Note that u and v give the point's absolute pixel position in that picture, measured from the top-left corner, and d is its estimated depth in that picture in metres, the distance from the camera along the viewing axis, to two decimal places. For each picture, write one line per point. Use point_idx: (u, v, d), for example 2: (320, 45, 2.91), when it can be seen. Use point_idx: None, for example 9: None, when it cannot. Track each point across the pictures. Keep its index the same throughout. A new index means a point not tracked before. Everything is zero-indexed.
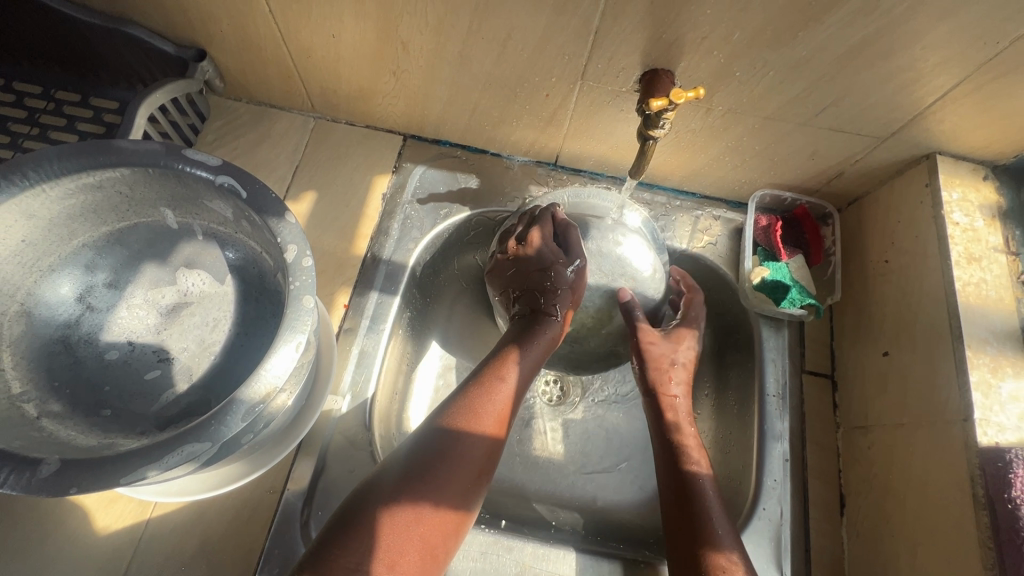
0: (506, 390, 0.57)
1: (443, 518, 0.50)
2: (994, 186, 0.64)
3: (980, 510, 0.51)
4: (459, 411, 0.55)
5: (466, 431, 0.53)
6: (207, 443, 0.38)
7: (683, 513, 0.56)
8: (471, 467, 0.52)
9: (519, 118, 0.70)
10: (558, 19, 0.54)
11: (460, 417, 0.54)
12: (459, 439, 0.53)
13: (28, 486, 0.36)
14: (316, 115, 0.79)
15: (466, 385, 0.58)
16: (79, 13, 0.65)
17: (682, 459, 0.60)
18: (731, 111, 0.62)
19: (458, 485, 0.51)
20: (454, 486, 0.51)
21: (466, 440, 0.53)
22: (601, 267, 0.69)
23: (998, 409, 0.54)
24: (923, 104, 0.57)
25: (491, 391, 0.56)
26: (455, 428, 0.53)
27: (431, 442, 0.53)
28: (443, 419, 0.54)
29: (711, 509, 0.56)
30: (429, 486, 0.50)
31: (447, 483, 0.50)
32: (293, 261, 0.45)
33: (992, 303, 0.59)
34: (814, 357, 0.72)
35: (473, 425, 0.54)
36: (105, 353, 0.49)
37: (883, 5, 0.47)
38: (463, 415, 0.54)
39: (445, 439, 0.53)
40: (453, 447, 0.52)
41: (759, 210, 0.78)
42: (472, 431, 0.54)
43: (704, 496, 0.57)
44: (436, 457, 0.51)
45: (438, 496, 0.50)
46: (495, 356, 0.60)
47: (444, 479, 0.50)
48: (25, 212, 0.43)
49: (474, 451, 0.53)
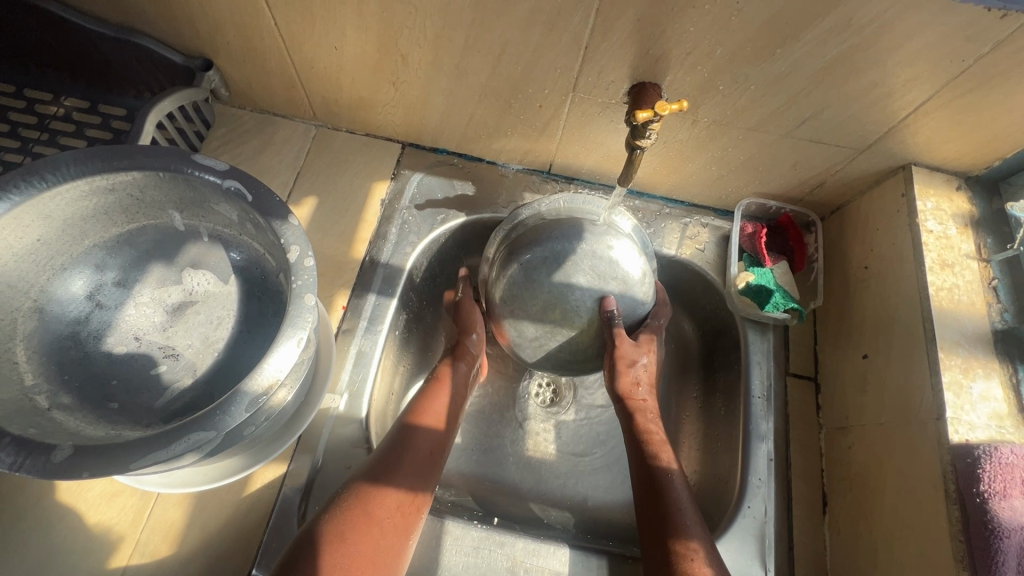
0: (447, 396, 0.65)
1: (403, 498, 0.55)
2: (967, 196, 0.67)
3: (951, 505, 0.53)
4: (410, 412, 0.63)
5: (417, 426, 0.61)
6: (211, 432, 0.40)
7: (655, 509, 0.58)
8: (424, 456, 0.59)
9: (514, 128, 0.73)
10: (550, 34, 0.57)
11: (410, 415, 0.62)
12: (413, 434, 0.61)
13: (42, 470, 0.38)
14: (317, 123, 0.81)
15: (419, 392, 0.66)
16: (91, 24, 0.68)
17: (654, 458, 0.62)
18: (716, 122, 0.65)
19: (415, 470, 0.58)
20: (411, 470, 0.57)
21: (417, 434, 0.60)
22: (593, 268, 0.69)
23: (969, 408, 0.57)
24: (896, 117, 0.60)
25: (436, 396, 0.65)
26: (406, 424, 0.61)
27: (389, 437, 0.60)
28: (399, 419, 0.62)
29: (681, 504, 0.58)
30: (390, 471, 0.56)
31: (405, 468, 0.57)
32: (295, 261, 0.47)
33: (964, 308, 0.61)
34: (798, 360, 0.74)
35: (421, 421, 0.62)
36: (113, 349, 0.51)
37: (854, 26, 0.50)
38: (413, 415, 0.62)
39: (399, 435, 0.60)
40: (406, 439, 0.60)
41: (745, 218, 0.81)
42: (420, 424, 0.61)
43: (676, 492, 0.59)
44: (392, 448, 0.58)
45: (399, 478, 0.56)
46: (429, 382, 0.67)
47: (401, 464, 0.57)
48: (41, 214, 0.46)
49: (425, 443, 0.60)
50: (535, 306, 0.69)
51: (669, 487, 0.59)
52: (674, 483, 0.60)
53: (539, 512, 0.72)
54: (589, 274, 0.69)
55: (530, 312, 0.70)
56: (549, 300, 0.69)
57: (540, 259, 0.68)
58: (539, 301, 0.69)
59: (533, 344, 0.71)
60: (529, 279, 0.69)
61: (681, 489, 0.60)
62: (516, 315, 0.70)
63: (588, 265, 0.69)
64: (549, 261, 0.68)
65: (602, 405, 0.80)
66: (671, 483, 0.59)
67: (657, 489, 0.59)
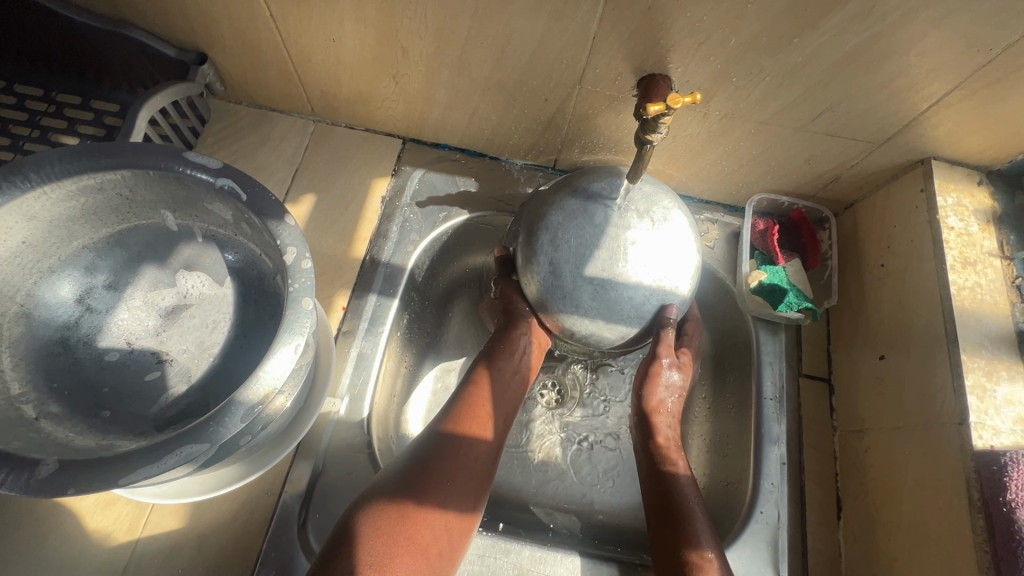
0: (502, 386, 0.61)
1: (452, 520, 0.51)
2: (989, 191, 0.65)
3: (976, 514, 0.52)
4: (456, 416, 0.57)
5: (461, 437, 0.55)
6: (205, 445, 0.39)
7: (669, 542, 0.56)
8: (478, 470, 0.55)
9: (518, 122, 0.70)
10: (556, 25, 0.54)
11: (456, 424, 0.57)
12: (456, 447, 0.55)
13: (26, 486, 0.36)
14: (315, 119, 0.79)
15: (462, 389, 0.61)
16: (80, 16, 0.65)
17: (666, 462, 0.61)
18: (728, 115, 0.62)
19: (467, 485, 0.53)
20: (464, 488, 0.53)
21: (470, 447, 0.55)
22: (646, 211, 0.59)
23: (993, 412, 0.55)
24: (917, 110, 0.58)
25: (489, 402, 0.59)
26: (451, 434, 0.56)
27: (427, 447, 0.55)
28: (443, 425, 0.57)
29: (696, 521, 0.56)
30: (430, 491, 0.51)
31: (456, 487, 0.53)
32: (292, 263, 0.45)
33: (987, 307, 0.59)
34: (810, 361, 0.72)
35: (471, 428, 0.57)
36: (104, 354, 0.49)
37: (876, 13, 0.48)
38: (461, 421, 0.57)
39: (447, 447, 0.54)
40: (458, 453, 0.54)
41: (757, 214, 0.79)
42: (468, 434, 0.56)
43: (686, 498, 0.58)
44: (437, 461, 0.53)
45: (446, 500, 0.52)
46: (485, 353, 0.64)
47: (440, 484, 0.52)
48: (26, 214, 0.44)
49: (478, 455, 0.56)
50: (578, 247, 0.57)
51: (681, 493, 0.59)
52: (687, 500, 0.58)
53: (545, 517, 0.69)
54: (641, 218, 0.58)
55: (572, 261, 0.57)
56: (587, 245, 0.57)
57: (580, 206, 0.59)
58: (577, 247, 0.57)
59: (573, 303, 0.58)
60: (571, 228, 0.58)
61: (693, 503, 0.58)
62: (556, 272, 0.58)
63: (639, 208, 0.59)
64: (588, 209, 0.58)
65: (609, 408, 0.78)
66: (685, 505, 0.58)
67: (666, 508, 0.58)
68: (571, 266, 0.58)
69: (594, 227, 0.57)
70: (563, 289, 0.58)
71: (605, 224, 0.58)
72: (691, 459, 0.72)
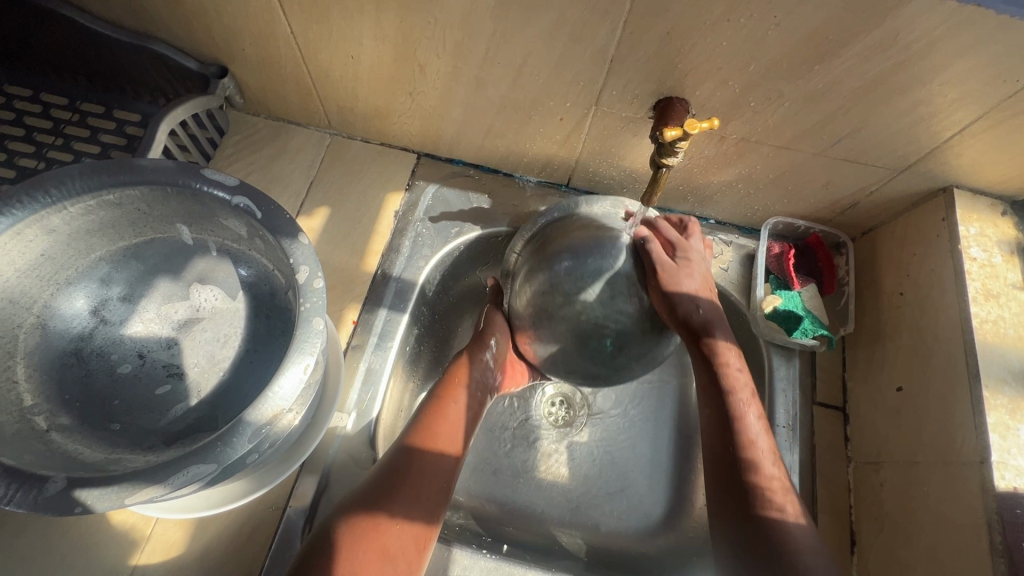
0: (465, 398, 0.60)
1: (410, 529, 0.50)
2: (1013, 222, 0.64)
3: (996, 557, 0.50)
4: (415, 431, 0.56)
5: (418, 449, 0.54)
6: (211, 465, 0.39)
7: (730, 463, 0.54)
8: (438, 480, 0.54)
9: (533, 140, 0.70)
10: (574, 47, 0.54)
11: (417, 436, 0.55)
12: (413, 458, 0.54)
13: (34, 503, 0.36)
14: (332, 132, 0.80)
15: (422, 409, 0.59)
16: (105, 29, 0.67)
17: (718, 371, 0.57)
18: (745, 139, 0.62)
19: (424, 491, 0.53)
20: (423, 500, 0.52)
21: (430, 458, 0.55)
22: (564, 280, 0.57)
23: (1016, 452, 0.53)
24: (940, 138, 0.57)
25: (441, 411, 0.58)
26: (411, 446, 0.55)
27: (389, 458, 0.54)
28: (404, 438, 0.56)
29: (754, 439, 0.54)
30: (388, 500, 0.50)
31: (410, 495, 0.51)
32: (304, 282, 0.45)
33: (1011, 342, 0.58)
34: (825, 389, 0.70)
35: (432, 444, 0.55)
36: (116, 366, 0.50)
37: (899, 42, 0.47)
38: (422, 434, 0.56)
39: (407, 457, 0.54)
40: (416, 463, 0.54)
41: (772, 236, 0.78)
42: (428, 449, 0.55)
43: (742, 410, 0.56)
44: (392, 473, 0.52)
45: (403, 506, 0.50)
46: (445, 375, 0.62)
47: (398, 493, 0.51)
48: (46, 229, 0.44)
49: (433, 461, 0.54)
50: (577, 348, 0.58)
51: (737, 406, 0.56)
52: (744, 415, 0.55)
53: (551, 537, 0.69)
54: (574, 289, 0.57)
55: (588, 362, 0.58)
56: (584, 351, 0.58)
57: (536, 315, 0.59)
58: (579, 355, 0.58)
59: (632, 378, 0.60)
60: (546, 338, 0.59)
61: (750, 417, 0.55)
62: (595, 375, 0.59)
63: (562, 283, 0.57)
64: (544, 320, 0.59)
65: (617, 428, 0.76)
66: (741, 419, 0.55)
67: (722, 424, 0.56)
68: (597, 366, 0.58)
69: (563, 331, 0.58)
70: (617, 372, 0.59)
71: (559, 315, 0.57)
72: (698, 484, 0.73)
